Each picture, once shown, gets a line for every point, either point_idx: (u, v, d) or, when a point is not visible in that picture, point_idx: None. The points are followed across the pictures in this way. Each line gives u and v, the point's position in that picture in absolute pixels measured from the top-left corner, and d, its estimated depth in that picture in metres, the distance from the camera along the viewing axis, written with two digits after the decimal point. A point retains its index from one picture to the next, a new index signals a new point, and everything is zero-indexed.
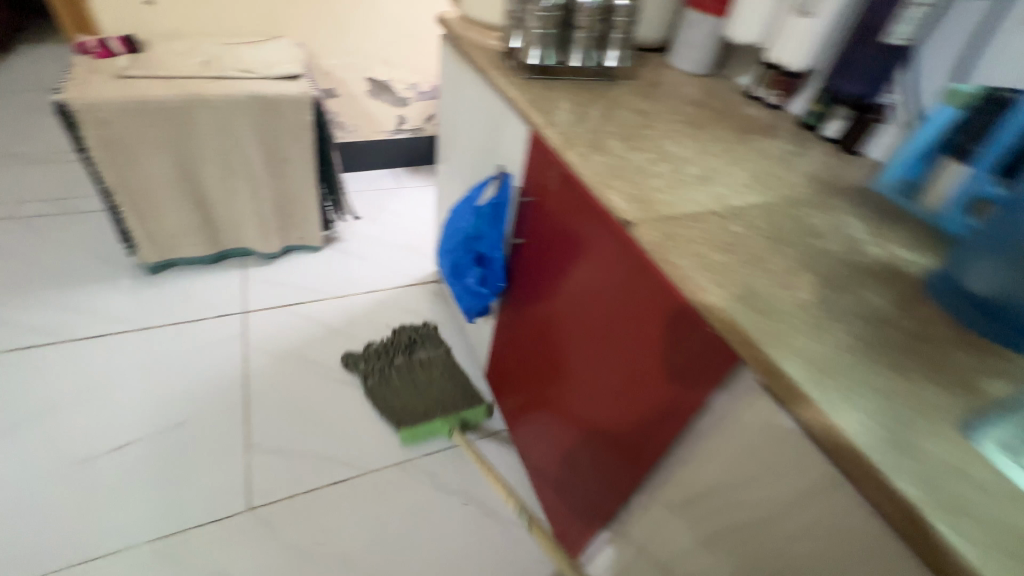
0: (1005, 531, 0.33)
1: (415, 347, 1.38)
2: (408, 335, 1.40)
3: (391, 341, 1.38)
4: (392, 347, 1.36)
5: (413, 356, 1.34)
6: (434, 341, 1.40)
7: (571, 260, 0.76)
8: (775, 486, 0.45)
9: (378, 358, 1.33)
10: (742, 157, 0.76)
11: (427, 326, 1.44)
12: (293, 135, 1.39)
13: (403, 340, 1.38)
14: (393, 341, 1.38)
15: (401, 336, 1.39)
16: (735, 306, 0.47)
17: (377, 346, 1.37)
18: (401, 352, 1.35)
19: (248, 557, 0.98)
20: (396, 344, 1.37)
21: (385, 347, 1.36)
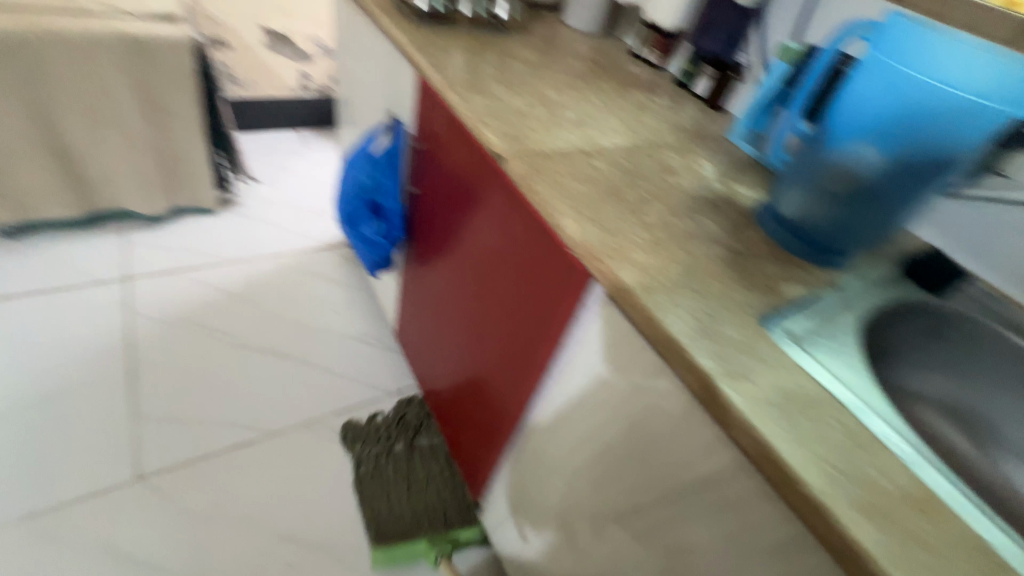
0: (773, 389, 0.41)
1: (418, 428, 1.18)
2: (414, 414, 1.19)
3: (395, 418, 1.19)
4: (393, 428, 1.17)
5: (415, 443, 1.16)
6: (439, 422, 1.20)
7: (462, 206, 0.79)
8: (620, 384, 0.51)
9: (377, 438, 1.14)
10: (617, 107, 0.81)
11: None
12: (174, 83, 1.28)
13: (409, 420, 1.19)
14: (399, 418, 1.19)
15: (407, 413, 1.20)
16: (586, 226, 0.52)
17: (380, 420, 1.18)
18: (402, 436, 1.16)
19: (137, 527, 0.93)
20: (398, 421, 1.18)
21: (388, 426, 1.17)
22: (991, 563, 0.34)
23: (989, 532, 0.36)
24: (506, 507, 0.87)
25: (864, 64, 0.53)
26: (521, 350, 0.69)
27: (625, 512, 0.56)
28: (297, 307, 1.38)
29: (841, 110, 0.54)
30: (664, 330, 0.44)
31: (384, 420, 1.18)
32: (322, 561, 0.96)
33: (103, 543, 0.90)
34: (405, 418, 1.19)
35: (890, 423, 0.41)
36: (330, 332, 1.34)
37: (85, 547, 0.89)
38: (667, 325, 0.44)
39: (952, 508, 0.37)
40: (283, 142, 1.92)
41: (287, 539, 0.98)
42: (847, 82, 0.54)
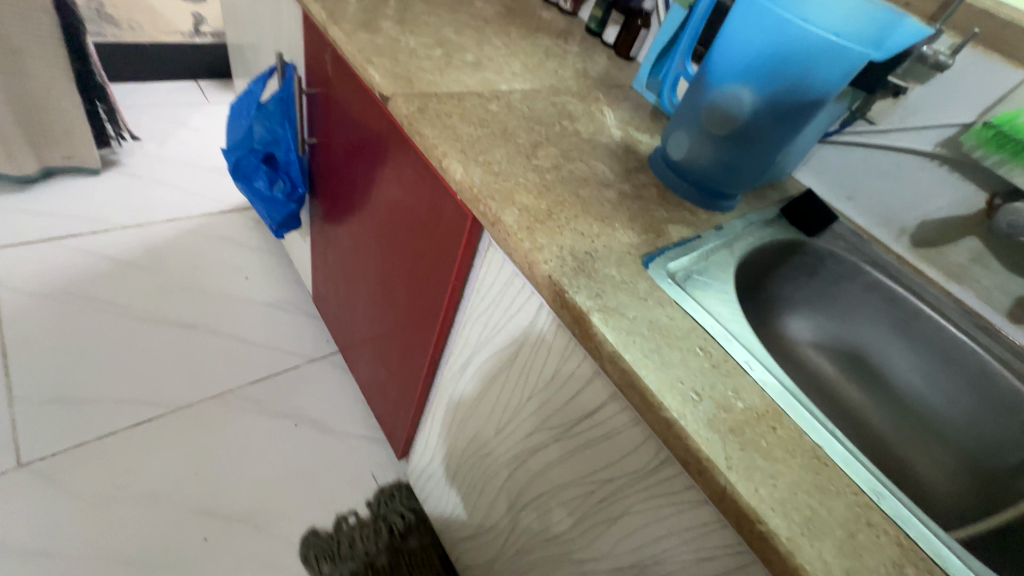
0: (644, 322, 0.42)
1: (398, 533, 0.99)
2: (395, 516, 1.01)
3: (370, 524, 0.99)
4: (367, 538, 0.98)
5: (400, 549, 0.98)
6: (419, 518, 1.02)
7: (361, 156, 0.74)
8: (511, 328, 0.51)
9: (350, 550, 0.95)
10: (523, 52, 0.79)
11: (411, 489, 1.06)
12: (25, 18, 1.09)
13: (384, 520, 1.00)
14: (375, 526, 0.99)
15: (379, 510, 1.01)
16: (472, 168, 0.51)
17: (352, 529, 0.98)
18: (383, 546, 0.97)
19: (25, 515, 0.86)
20: (372, 529, 0.99)
21: (364, 536, 0.98)
22: (823, 464, 0.38)
23: (825, 438, 0.39)
24: (427, 461, 0.88)
25: (739, 4, 0.52)
26: (426, 303, 0.68)
27: (526, 452, 0.57)
28: (203, 274, 1.28)
29: (721, 50, 0.54)
30: (543, 269, 0.44)
31: (356, 528, 0.99)
32: (241, 532, 0.94)
33: None
34: (382, 521, 1.00)
35: (749, 348, 0.44)
36: (241, 300, 1.26)
37: None
38: (546, 264, 0.44)
39: (795, 419, 0.40)
40: (179, 94, 1.73)
41: (202, 513, 0.94)
42: (726, 23, 0.54)
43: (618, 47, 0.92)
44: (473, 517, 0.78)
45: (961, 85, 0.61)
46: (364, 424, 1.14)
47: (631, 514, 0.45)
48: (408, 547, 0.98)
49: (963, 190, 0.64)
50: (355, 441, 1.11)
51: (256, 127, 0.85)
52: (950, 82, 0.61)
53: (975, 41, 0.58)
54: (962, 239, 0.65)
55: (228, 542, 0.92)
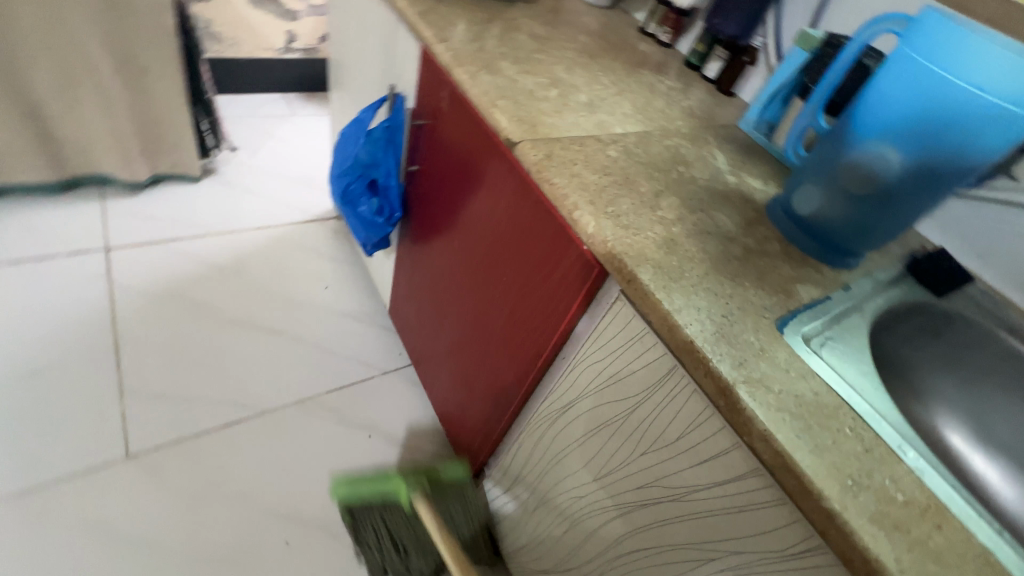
0: (791, 398, 0.41)
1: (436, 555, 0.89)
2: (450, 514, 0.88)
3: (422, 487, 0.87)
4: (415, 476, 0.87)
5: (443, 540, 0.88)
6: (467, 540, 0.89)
7: (463, 188, 0.75)
8: (629, 382, 0.51)
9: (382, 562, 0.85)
10: (629, 90, 0.79)
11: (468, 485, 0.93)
12: (152, 40, 1.19)
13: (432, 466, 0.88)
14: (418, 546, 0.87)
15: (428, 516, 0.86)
16: (602, 221, 0.51)
17: (398, 533, 0.84)
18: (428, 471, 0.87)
19: (131, 506, 0.92)
20: (416, 540, 0.86)
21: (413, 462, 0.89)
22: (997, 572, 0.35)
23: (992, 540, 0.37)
24: (502, 489, 0.88)
25: (892, 58, 0.51)
26: (526, 340, 0.68)
27: (630, 504, 0.57)
28: (288, 282, 1.35)
29: (866, 107, 0.52)
30: (685, 335, 0.43)
31: (403, 488, 0.79)
32: (318, 538, 0.97)
33: (94, 522, 0.89)
34: None
35: (899, 430, 0.42)
36: (322, 308, 1.32)
37: (77, 526, 0.88)
38: (687, 328, 0.43)
39: (960, 515, 0.37)
40: (269, 107, 1.85)
41: (283, 516, 0.98)
42: (875, 76, 0.52)
43: (719, 81, 0.89)
44: (552, 551, 0.78)
45: None
46: (432, 440, 1.16)
47: None
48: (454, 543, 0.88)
49: None
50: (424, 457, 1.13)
51: (364, 152, 0.88)
52: None
53: None
54: None
55: (307, 548, 0.96)
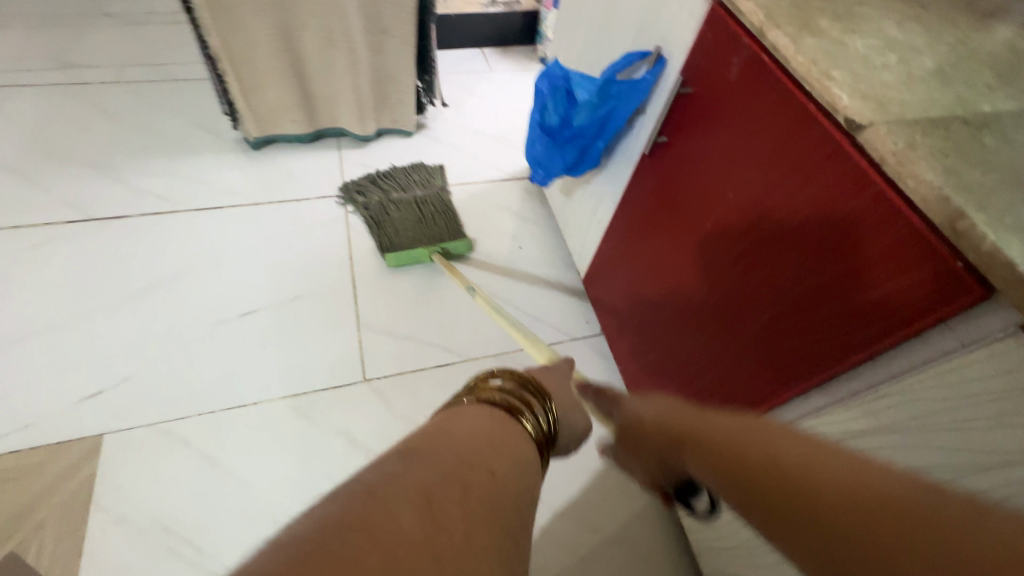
0: None
1: (422, 180, 1.42)
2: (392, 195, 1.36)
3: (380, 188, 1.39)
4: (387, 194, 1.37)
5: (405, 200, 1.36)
6: (439, 202, 1.36)
7: (727, 171, 0.69)
8: (995, 435, 0.43)
9: (377, 186, 1.39)
10: (981, 50, 0.61)
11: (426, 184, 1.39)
12: (395, 1, 1.26)
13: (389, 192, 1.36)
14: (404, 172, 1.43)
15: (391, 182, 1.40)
16: (1003, 234, 0.40)
17: (409, 229, 1.29)
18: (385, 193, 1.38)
19: (367, 422, 1.08)
20: (407, 178, 1.42)
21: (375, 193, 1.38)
22: None
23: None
24: None
25: None
26: (792, 348, 0.62)
27: None
28: (485, 239, 1.42)
29: None
30: None
31: (427, 252, 1.27)
32: None
33: (342, 429, 1.06)
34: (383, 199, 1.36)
35: None
36: (516, 268, 1.37)
37: (328, 430, 1.06)
38: None
39: None
40: (468, 63, 1.91)
41: None
42: None
43: None
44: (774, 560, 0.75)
45: None
46: None
47: None
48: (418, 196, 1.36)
49: None
50: None
51: (580, 92, 0.89)
52: None
53: None
54: None
55: None
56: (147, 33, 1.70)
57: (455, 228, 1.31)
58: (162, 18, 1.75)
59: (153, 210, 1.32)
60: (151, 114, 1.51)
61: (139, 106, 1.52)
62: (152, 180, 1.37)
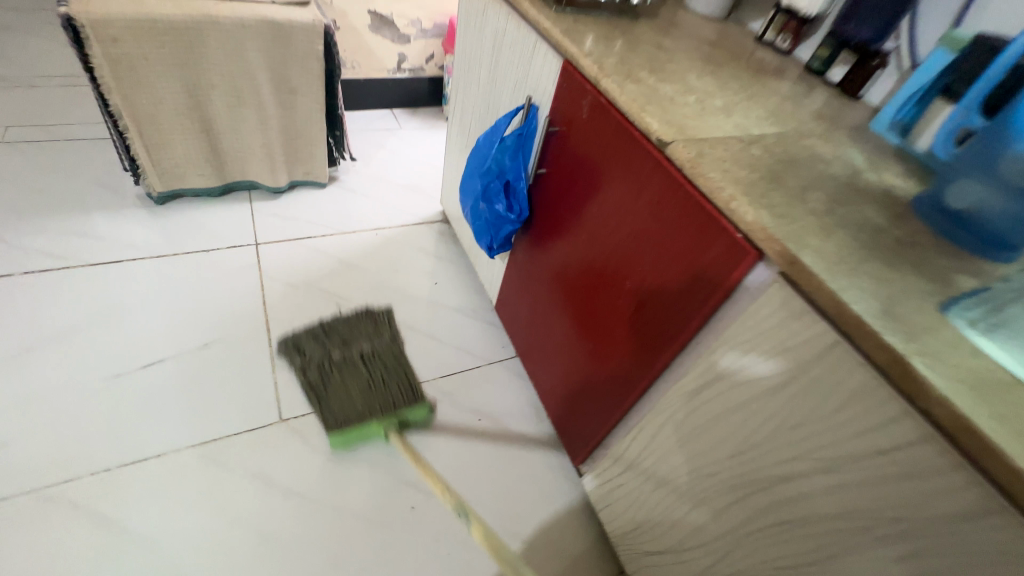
0: (964, 370, 0.44)
1: (367, 334, 1.25)
2: (341, 351, 1.18)
3: (316, 338, 1.20)
4: (330, 347, 1.19)
5: (355, 354, 1.18)
6: (391, 359, 1.21)
7: (594, 195, 0.84)
8: (777, 360, 0.56)
9: (319, 344, 1.19)
10: (757, 95, 0.83)
11: (378, 321, 1.30)
12: (303, 65, 1.38)
13: (335, 342, 1.20)
14: (347, 319, 1.27)
15: (338, 330, 1.23)
16: (760, 210, 0.56)
17: (357, 399, 1.10)
18: (334, 346, 1.19)
19: (283, 463, 1.05)
20: (351, 331, 1.24)
21: (314, 347, 1.18)
22: None
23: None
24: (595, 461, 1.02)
25: None
26: (655, 327, 0.74)
27: (769, 479, 0.60)
28: (402, 278, 1.49)
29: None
30: (852, 310, 0.47)
31: (381, 428, 1.07)
32: (438, 507, 1.06)
33: (257, 473, 1.03)
34: (326, 358, 1.16)
35: None
36: (432, 303, 1.45)
37: (242, 475, 1.02)
38: (853, 305, 0.47)
39: None
40: (379, 122, 2.05)
41: (409, 484, 1.08)
42: None
43: (845, 85, 0.90)
44: (671, 529, 0.82)
45: None
46: (536, 429, 1.24)
47: (924, 553, 0.46)
48: (365, 350, 1.20)
49: None
50: (529, 444, 1.21)
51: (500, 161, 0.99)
52: None
53: None
54: None
55: (429, 513, 1.05)
56: (39, 96, 1.67)
57: (409, 391, 1.15)
58: (57, 83, 1.74)
59: (40, 267, 1.25)
60: (42, 172, 1.46)
61: (27, 165, 1.46)
62: (39, 237, 1.31)
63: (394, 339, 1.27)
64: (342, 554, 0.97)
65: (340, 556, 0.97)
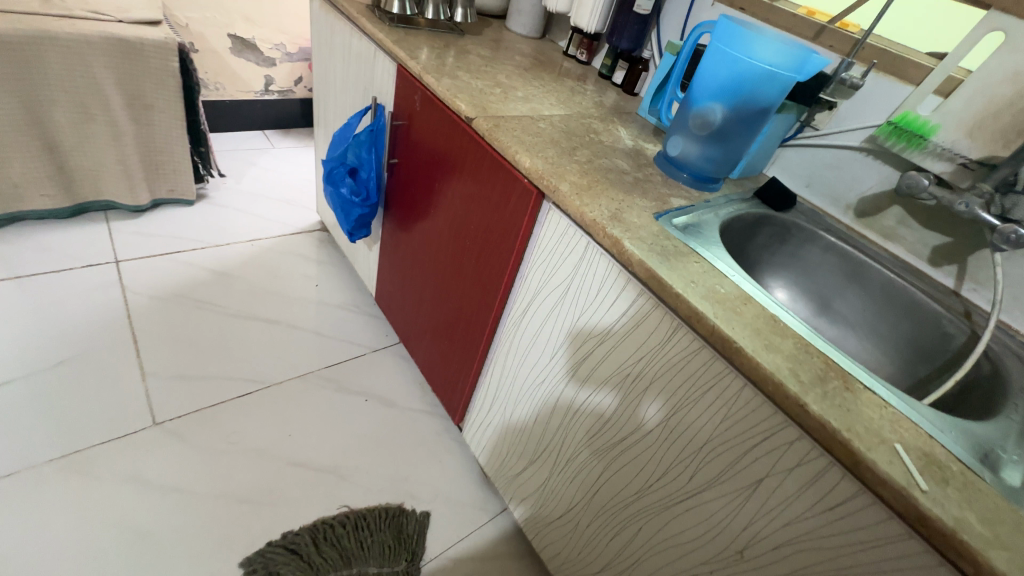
0: (657, 246, 0.65)
1: (381, 547, 1.04)
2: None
3: (306, 553, 0.99)
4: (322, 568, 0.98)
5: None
6: None
7: (437, 175, 1.00)
8: (561, 268, 0.75)
9: (309, 562, 0.98)
10: (555, 91, 1.06)
11: (401, 520, 1.09)
12: (157, 81, 1.40)
13: (331, 560, 1.00)
14: (360, 521, 1.07)
15: (345, 538, 1.03)
16: (535, 159, 0.76)
17: None
18: (330, 568, 0.99)
19: (161, 463, 1.05)
20: (360, 539, 1.04)
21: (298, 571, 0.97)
22: (776, 321, 0.59)
23: (793, 321, 0.59)
24: (470, 414, 1.15)
25: (712, 49, 0.78)
26: (491, 271, 0.91)
27: (574, 364, 0.79)
28: (282, 282, 1.53)
29: (700, 83, 0.80)
30: (590, 216, 0.67)
31: None
32: (328, 480, 1.12)
33: (131, 476, 1.02)
34: None
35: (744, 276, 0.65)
36: (315, 302, 1.51)
37: (114, 480, 1.01)
38: (591, 213, 0.67)
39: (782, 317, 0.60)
40: (251, 142, 2.07)
41: (298, 464, 1.13)
42: (703, 64, 0.79)
43: (624, 85, 1.18)
44: (527, 445, 0.97)
45: (873, 97, 0.84)
46: (423, 402, 1.34)
47: (653, 379, 0.65)
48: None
49: (882, 173, 0.86)
50: (415, 414, 1.31)
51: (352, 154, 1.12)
52: (866, 96, 0.84)
53: (875, 68, 0.83)
54: (889, 208, 0.86)
55: (319, 488, 1.10)
56: None
57: None
58: None
59: None
60: None
61: None
62: None
63: (415, 556, 1.04)
64: (230, 535, 0.99)
65: (228, 537, 0.99)
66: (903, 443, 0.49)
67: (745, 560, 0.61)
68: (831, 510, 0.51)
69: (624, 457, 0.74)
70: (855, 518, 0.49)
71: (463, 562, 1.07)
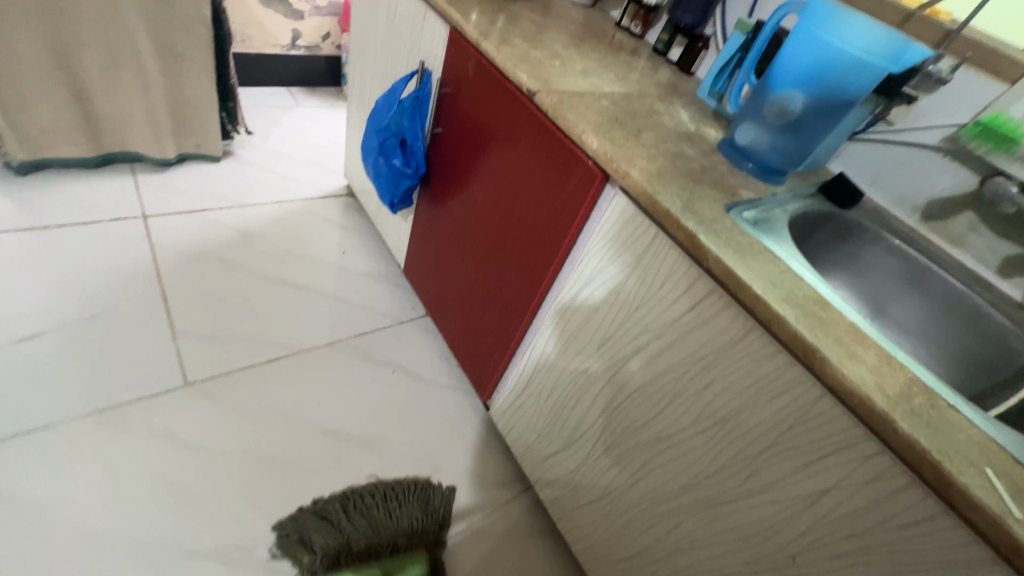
0: (733, 242, 0.62)
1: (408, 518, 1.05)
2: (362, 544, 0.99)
3: (334, 518, 1.01)
4: (351, 532, 1.00)
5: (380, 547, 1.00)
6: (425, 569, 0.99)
7: (484, 149, 0.96)
8: (622, 256, 0.72)
9: (338, 528, 1.00)
10: (612, 67, 1.01)
11: (429, 492, 1.10)
12: (188, 30, 1.34)
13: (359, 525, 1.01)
14: (388, 491, 1.08)
15: (373, 507, 1.04)
16: (602, 140, 0.72)
17: None
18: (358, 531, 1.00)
19: (193, 422, 1.06)
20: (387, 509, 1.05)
21: (328, 534, 0.98)
22: (857, 329, 0.56)
23: (870, 330, 0.57)
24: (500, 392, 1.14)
25: (796, 31, 0.74)
26: (539, 252, 0.88)
27: (625, 356, 0.77)
28: (309, 247, 1.51)
29: (779, 67, 0.75)
30: (664, 206, 0.64)
31: None
32: (357, 448, 1.13)
33: (164, 434, 1.03)
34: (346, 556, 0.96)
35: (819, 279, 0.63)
36: (342, 270, 1.49)
37: (149, 437, 1.01)
38: (665, 202, 0.65)
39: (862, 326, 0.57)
40: (275, 98, 2.01)
41: (326, 431, 1.13)
42: (784, 46, 0.75)
43: (681, 64, 1.11)
44: (562, 428, 0.97)
45: (961, 95, 0.79)
46: (449, 376, 1.34)
47: (716, 379, 0.64)
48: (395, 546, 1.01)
49: (959, 177, 0.82)
50: (441, 388, 1.31)
51: (401, 126, 1.08)
52: (954, 92, 0.79)
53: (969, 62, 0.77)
54: (961, 213, 0.83)
55: (347, 455, 1.11)
56: None
57: None
58: None
59: None
60: None
61: None
62: None
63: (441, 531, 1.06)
64: (263, 498, 1.01)
65: (260, 499, 1.00)
66: (992, 467, 0.47)
67: (797, 565, 0.61)
68: (907, 526, 0.50)
69: (673, 452, 0.73)
70: (933, 537, 0.48)
71: (488, 536, 1.09)
